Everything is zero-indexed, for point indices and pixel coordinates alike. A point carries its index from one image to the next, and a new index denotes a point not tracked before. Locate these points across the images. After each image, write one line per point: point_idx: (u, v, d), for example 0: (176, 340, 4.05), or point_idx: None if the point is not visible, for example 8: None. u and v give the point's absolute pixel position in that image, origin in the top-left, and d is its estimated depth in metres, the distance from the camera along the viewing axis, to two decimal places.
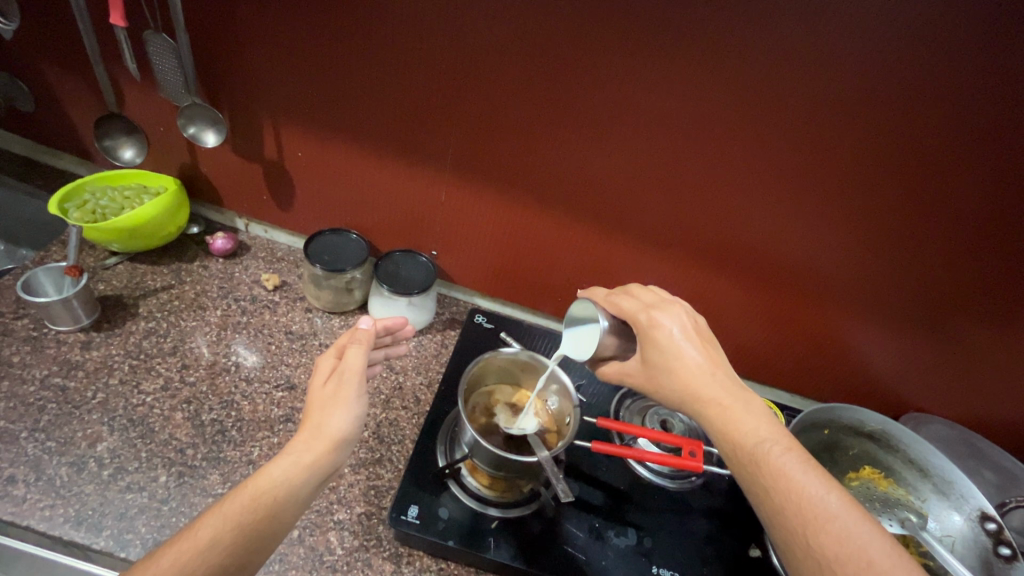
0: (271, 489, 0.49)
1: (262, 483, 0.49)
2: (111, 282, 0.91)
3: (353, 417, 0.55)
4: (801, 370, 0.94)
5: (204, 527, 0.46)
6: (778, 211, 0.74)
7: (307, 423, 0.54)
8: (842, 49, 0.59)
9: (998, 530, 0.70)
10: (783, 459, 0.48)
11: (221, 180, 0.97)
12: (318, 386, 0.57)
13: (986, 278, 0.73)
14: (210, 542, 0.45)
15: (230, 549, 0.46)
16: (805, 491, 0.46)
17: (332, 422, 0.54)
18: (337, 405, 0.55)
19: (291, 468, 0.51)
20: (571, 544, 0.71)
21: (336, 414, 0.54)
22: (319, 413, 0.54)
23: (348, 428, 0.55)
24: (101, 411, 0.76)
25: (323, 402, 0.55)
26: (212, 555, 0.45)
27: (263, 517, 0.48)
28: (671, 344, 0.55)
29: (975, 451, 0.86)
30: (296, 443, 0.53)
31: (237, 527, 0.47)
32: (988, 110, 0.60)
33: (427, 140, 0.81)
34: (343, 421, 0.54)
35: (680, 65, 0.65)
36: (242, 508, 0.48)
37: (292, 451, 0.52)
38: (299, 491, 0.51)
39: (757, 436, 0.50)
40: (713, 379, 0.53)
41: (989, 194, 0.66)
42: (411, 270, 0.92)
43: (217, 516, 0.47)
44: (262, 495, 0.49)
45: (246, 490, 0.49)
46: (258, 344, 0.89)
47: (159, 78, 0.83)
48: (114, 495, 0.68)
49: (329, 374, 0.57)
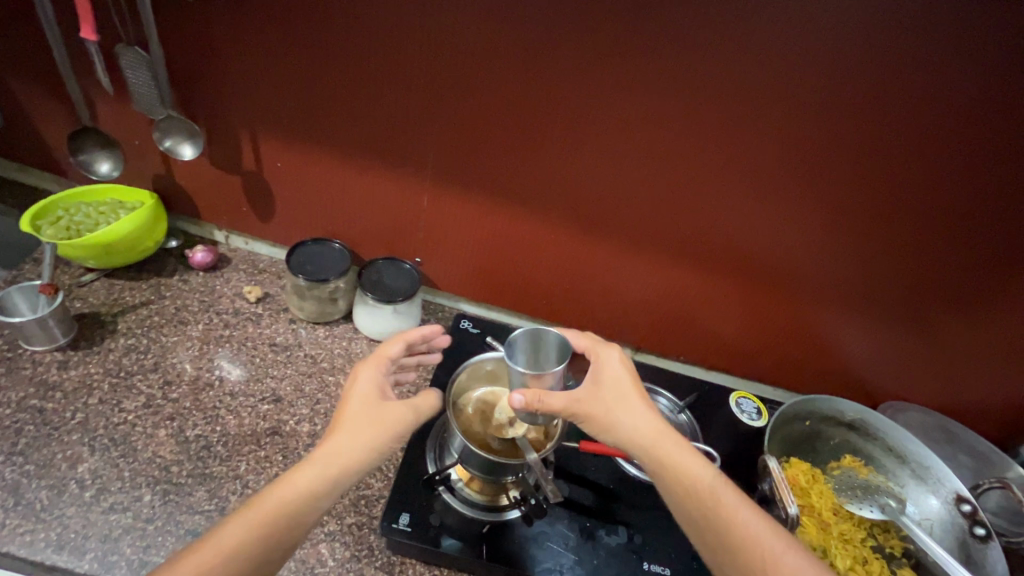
0: (296, 497, 0.50)
1: (286, 494, 0.49)
2: (87, 299, 0.90)
3: (387, 436, 0.55)
4: (783, 364, 0.96)
5: (226, 536, 0.46)
6: (755, 208, 0.76)
7: (341, 428, 0.55)
8: (806, 50, 0.62)
9: (973, 511, 0.73)
10: (708, 488, 0.56)
11: (200, 193, 0.96)
12: (359, 394, 0.57)
13: (948, 268, 0.76)
14: (232, 552, 0.46)
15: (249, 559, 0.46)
16: (728, 515, 0.54)
17: (363, 440, 0.54)
18: (374, 421, 0.55)
19: (318, 477, 0.51)
20: (563, 545, 0.72)
21: (371, 426, 0.55)
22: (354, 428, 0.54)
23: (381, 447, 0.55)
24: (81, 432, 0.74)
25: (360, 410, 0.56)
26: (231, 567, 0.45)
27: (285, 526, 0.48)
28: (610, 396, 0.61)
29: (949, 436, 0.90)
30: (327, 452, 0.52)
31: (260, 535, 0.47)
32: (946, 107, 0.63)
33: (407, 147, 0.82)
34: (375, 439, 0.54)
35: (653, 68, 0.66)
36: (268, 515, 0.48)
37: (319, 466, 0.51)
38: (321, 504, 0.51)
39: (700, 480, 0.56)
40: (659, 433, 0.59)
41: (949, 183, 0.68)
42: (395, 277, 0.92)
43: (243, 521, 0.47)
44: (287, 503, 0.49)
45: (268, 502, 0.49)
46: (242, 357, 0.88)
47: (132, 91, 0.82)
48: (97, 517, 0.67)
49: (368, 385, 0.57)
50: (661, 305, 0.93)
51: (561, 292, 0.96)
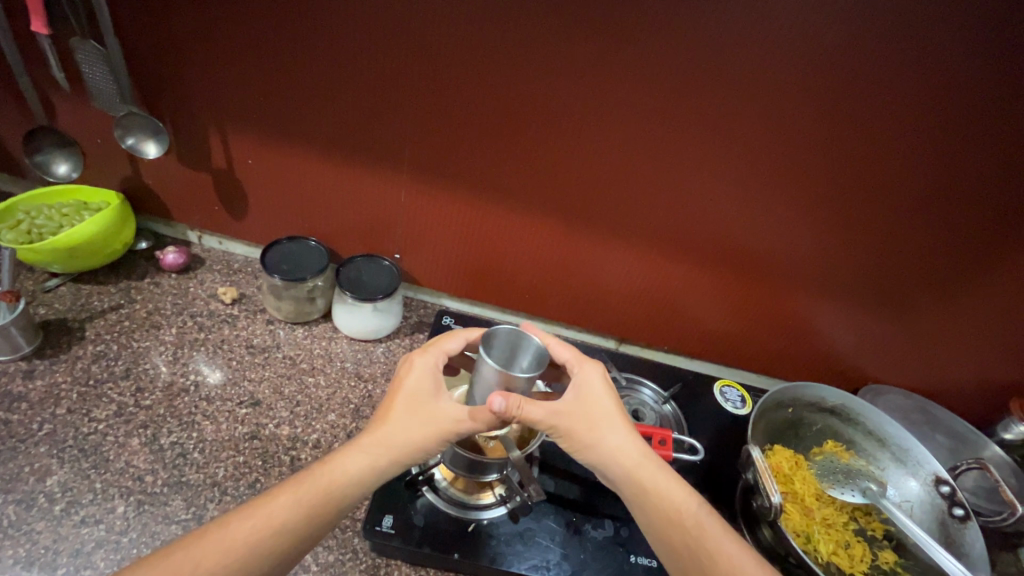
0: (341, 483, 0.54)
1: (338, 475, 0.54)
2: (53, 305, 0.86)
3: (436, 433, 0.58)
4: (766, 351, 0.97)
5: (277, 508, 0.51)
6: (734, 197, 0.76)
7: (391, 419, 0.58)
8: (782, 36, 0.61)
9: (951, 492, 0.74)
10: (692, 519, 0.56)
11: (168, 192, 0.93)
12: (413, 386, 0.60)
13: (927, 251, 0.76)
14: (279, 528, 0.50)
15: (297, 532, 0.51)
16: (714, 549, 0.54)
17: (413, 432, 0.57)
18: (426, 415, 0.58)
19: (365, 466, 0.55)
20: (549, 540, 0.71)
21: (418, 423, 0.58)
22: (406, 419, 0.58)
23: (429, 443, 0.57)
24: (49, 444, 0.72)
25: (411, 403, 0.59)
26: (280, 537, 0.50)
27: (328, 506, 0.53)
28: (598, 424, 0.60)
29: (928, 418, 0.92)
30: (378, 438, 0.56)
31: (306, 516, 0.51)
32: (921, 93, 0.62)
33: (381, 140, 0.79)
34: (425, 433, 0.57)
35: (629, 57, 0.65)
36: (315, 497, 0.52)
37: (371, 451, 0.56)
38: (367, 487, 0.55)
39: (681, 504, 0.57)
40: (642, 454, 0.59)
41: (924, 169, 0.68)
42: (374, 274, 0.90)
43: (293, 499, 0.52)
44: (334, 488, 0.53)
45: (320, 481, 0.53)
46: (218, 360, 0.86)
47: (89, 87, 0.78)
48: (69, 531, 0.65)
49: (424, 379, 0.60)
50: (644, 295, 0.92)
51: (544, 285, 0.95)
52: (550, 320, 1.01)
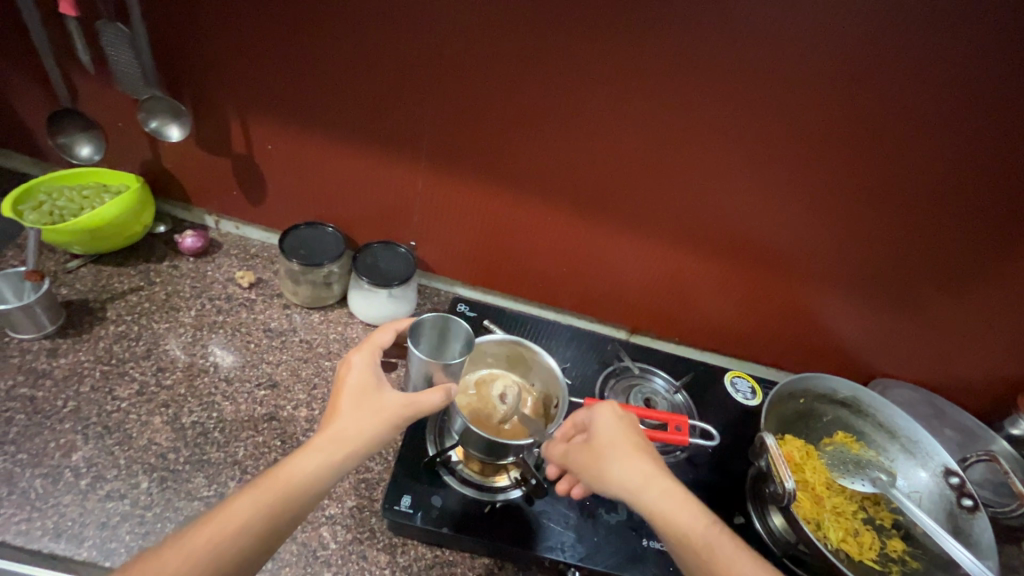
0: (300, 480, 0.51)
1: (294, 474, 0.50)
2: (74, 286, 0.87)
3: (386, 422, 0.56)
4: (776, 344, 0.98)
5: (236, 511, 0.47)
6: (752, 190, 0.76)
7: (336, 418, 0.55)
8: (807, 27, 0.61)
9: (960, 483, 0.75)
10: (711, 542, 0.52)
11: (188, 176, 0.93)
12: (353, 383, 0.58)
13: (942, 247, 0.77)
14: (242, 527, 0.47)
15: (258, 533, 0.47)
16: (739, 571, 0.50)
17: (365, 424, 0.55)
18: (374, 408, 0.56)
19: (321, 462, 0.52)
20: (563, 524, 0.73)
21: (365, 416, 0.55)
22: (355, 413, 0.55)
23: (382, 432, 0.55)
24: (74, 420, 0.73)
25: (355, 399, 0.57)
26: (244, 538, 0.47)
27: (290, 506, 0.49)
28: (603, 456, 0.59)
29: (936, 411, 0.93)
30: (330, 436, 0.54)
31: (268, 515, 0.48)
32: (942, 88, 0.63)
33: (401, 128, 0.80)
34: (378, 423, 0.55)
35: (653, 47, 0.65)
36: (275, 496, 0.49)
37: (325, 448, 0.53)
38: (328, 483, 0.52)
39: (686, 527, 0.53)
40: (645, 476, 0.56)
41: (942, 165, 0.69)
42: (391, 261, 0.91)
43: (251, 500, 0.48)
44: (293, 485, 0.50)
45: (276, 482, 0.50)
46: (235, 343, 0.87)
47: (115, 71, 0.79)
48: (94, 505, 0.66)
49: (365, 373, 0.59)
50: (657, 287, 0.93)
51: (558, 275, 0.96)
52: (562, 310, 1.02)
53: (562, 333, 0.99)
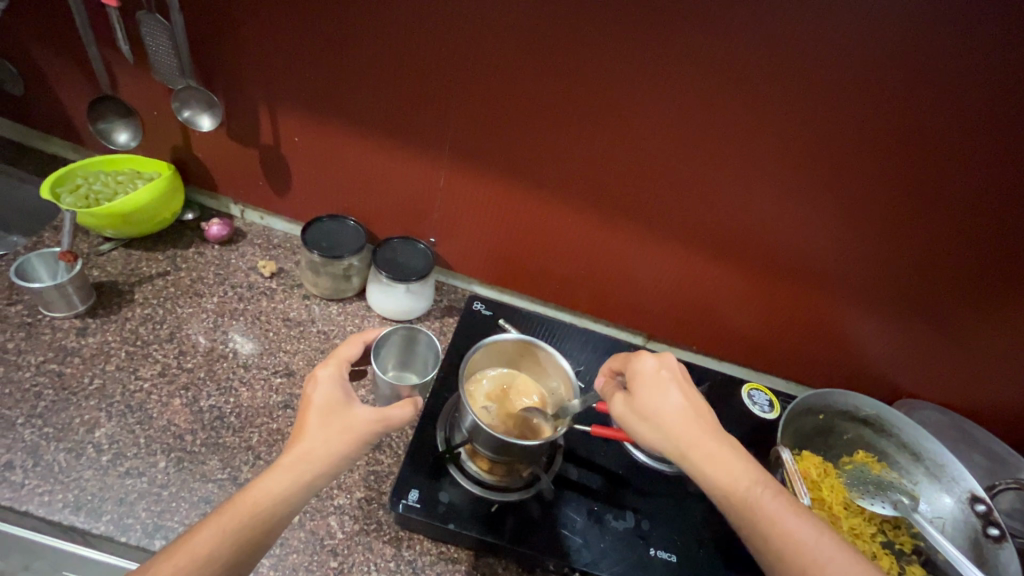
0: (267, 503, 0.50)
1: (260, 497, 0.50)
2: (105, 268, 0.90)
3: (354, 440, 0.55)
4: (797, 358, 0.95)
5: (202, 539, 0.47)
6: (777, 199, 0.75)
7: (301, 438, 0.54)
8: (843, 34, 0.59)
9: (987, 511, 0.72)
10: (753, 494, 0.53)
11: (217, 166, 0.96)
12: (318, 400, 0.57)
13: (975, 265, 0.74)
14: (207, 557, 0.46)
15: (224, 560, 0.47)
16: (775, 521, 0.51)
17: (332, 443, 0.54)
18: (342, 426, 0.55)
19: (287, 484, 0.51)
20: (570, 528, 0.72)
21: (331, 437, 0.54)
22: (322, 432, 0.55)
23: (350, 450, 0.55)
24: (98, 397, 0.75)
25: (322, 417, 0.56)
26: (212, 565, 0.46)
27: (257, 529, 0.49)
28: (652, 396, 0.59)
29: (964, 435, 0.89)
30: (296, 455, 0.53)
31: (233, 541, 0.48)
32: (984, 101, 0.60)
33: (425, 125, 0.81)
34: (345, 442, 0.55)
35: (683, 50, 0.64)
36: (241, 521, 0.49)
37: (292, 468, 0.52)
38: (295, 503, 0.51)
39: (736, 484, 0.53)
40: (696, 430, 0.56)
41: (982, 180, 0.66)
42: (409, 256, 0.91)
43: (215, 528, 0.48)
44: (260, 509, 0.50)
45: (242, 505, 0.49)
46: (255, 331, 0.88)
47: (153, 60, 0.81)
48: (113, 481, 0.68)
49: (333, 390, 0.58)
50: (676, 294, 0.92)
51: (575, 277, 0.95)
52: (579, 313, 1.01)
53: (577, 335, 0.98)
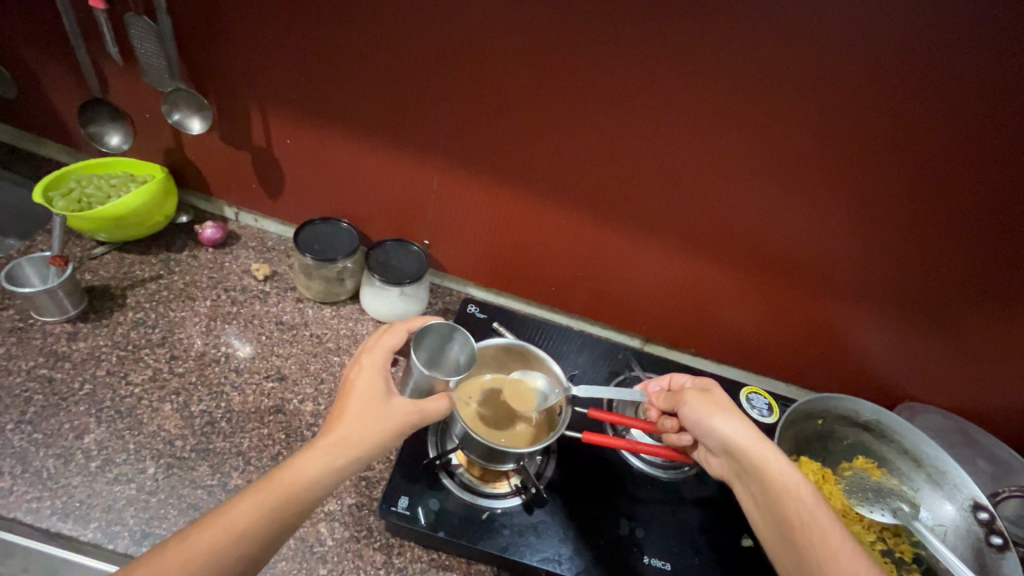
0: (303, 486, 0.50)
1: (296, 477, 0.50)
2: (98, 272, 0.90)
3: (392, 430, 0.55)
4: (795, 361, 0.94)
5: (238, 513, 0.47)
6: (773, 200, 0.73)
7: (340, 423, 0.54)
8: (837, 31, 0.58)
9: (990, 520, 0.71)
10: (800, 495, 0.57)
11: (209, 168, 0.95)
12: (360, 386, 0.56)
13: (980, 265, 0.72)
14: (243, 530, 0.47)
15: (258, 535, 0.48)
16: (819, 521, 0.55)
17: (368, 432, 0.54)
18: (379, 416, 0.55)
19: (318, 468, 0.51)
20: (563, 535, 0.71)
21: (367, 425, 0.54)
22: (361, 420, 0.54)
23: (385, 440, 0.54)
24: (88, 403, 0.75)
25: (361, 405, 0.55)
26: (244, 542, 0.47)
27: (291, 509, 0.49)
28: (722, 402, 0.66)
29: (969, 441, 0.88)
30: (336, 440, 0.52)
31: (270, 518, 0.48)
32: (986, 97, 0.59)
33: (417, 126, 0.80)
34: (382, 432, 0.54)
35: (673, 49, 0.63)
36: (277, 501, 0.49)
37: (327, 451, 0.52)
38: (328, 487, 0.52)
39: (792, 484, 0.58)
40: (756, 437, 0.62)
41: (985, 179, 0.64)
42: (403, 259, 0.90)
43: (252, 502, 0.48)
44: (296, 491, 0.50)
45: (279, 484, 0.50)
46: (249, 334, 0.88)
47: (142, 63, 0.81)
48: (102, 487, 0.68)
49: (375, 378, 0.57)
50: (672, 295, 0.90)
51: (570, 279, 0.94)
52: (575, 316, 1.00)
53: (573, 338, 0.97)
